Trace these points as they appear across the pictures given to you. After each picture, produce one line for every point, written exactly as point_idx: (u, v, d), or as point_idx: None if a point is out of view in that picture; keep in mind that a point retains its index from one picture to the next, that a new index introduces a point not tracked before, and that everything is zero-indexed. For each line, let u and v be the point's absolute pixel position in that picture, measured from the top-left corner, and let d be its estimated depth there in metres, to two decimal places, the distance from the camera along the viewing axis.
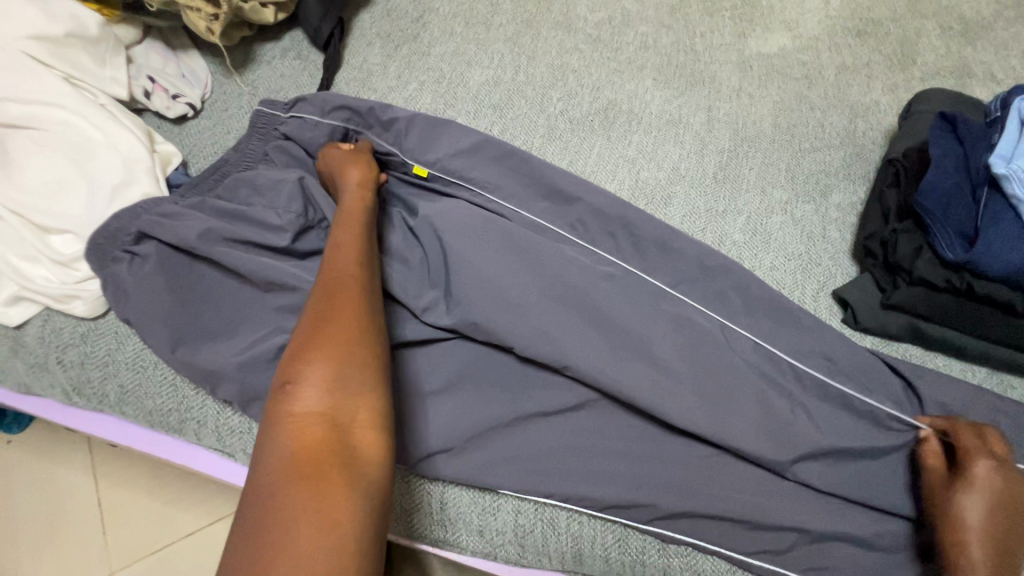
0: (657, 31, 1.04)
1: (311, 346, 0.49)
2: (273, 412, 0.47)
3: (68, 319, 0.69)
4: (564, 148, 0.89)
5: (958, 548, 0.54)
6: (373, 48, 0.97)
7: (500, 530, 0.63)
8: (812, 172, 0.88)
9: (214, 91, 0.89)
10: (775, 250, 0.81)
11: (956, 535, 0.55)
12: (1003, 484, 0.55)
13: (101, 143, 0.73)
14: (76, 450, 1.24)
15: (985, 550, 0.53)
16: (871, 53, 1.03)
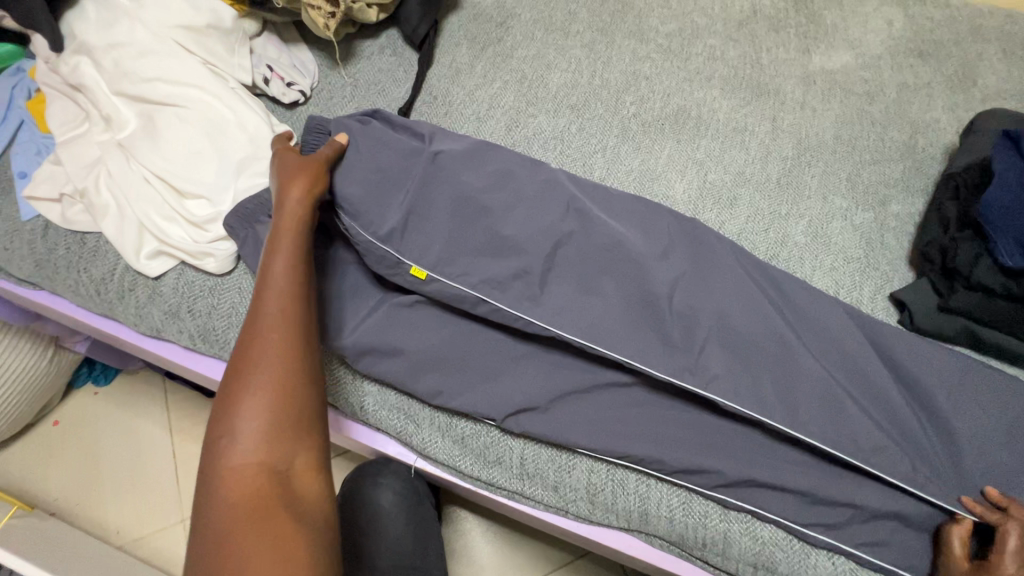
0: (725, 44, 1.10)
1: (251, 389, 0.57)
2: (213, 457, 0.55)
3: (199, 273, 0.78)
4: (636, 148, 0.95)
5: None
6: (461, 48, 1.05)
7: (573, 486, 0.70)
8: (872, 183, 0.93)
9: (320, 81, 0.99)
10: (835, 253, 0.86)
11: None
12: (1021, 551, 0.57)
13: (232, 121, 0.82)
14: (155, 404, 1.34)
15: None
16: (933, 73, 1.08)
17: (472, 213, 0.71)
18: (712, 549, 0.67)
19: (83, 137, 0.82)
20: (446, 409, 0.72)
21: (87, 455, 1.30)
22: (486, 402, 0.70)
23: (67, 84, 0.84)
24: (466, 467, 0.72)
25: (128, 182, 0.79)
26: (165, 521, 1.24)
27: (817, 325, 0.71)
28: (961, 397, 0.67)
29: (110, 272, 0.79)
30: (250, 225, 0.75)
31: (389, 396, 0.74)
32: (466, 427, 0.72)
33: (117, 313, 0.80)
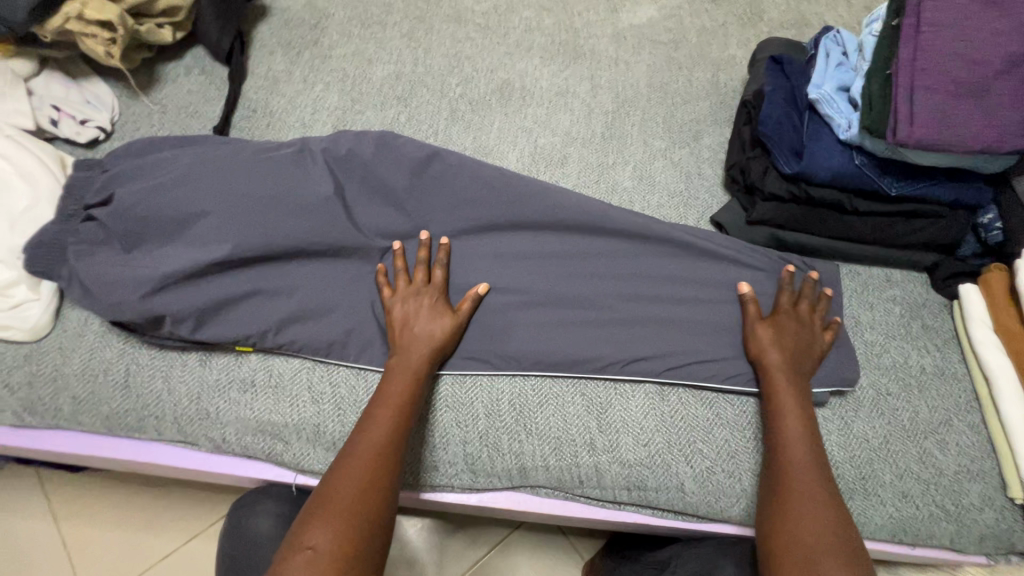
0: (539, 14, 1.15)
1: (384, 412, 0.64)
2: (315, 516, 0.56)
3: (9, 344, 0.72)
4: (467, 127, 0.97)
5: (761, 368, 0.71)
6: (276, 57, 1.02)
7: (452, 461, 0.72)
8: (685, 122, 1.02)
9: (122, 113, 0.91)
10: (660, 191, 0.93)
11: (759, 357, 0.72)
12: (796, 334, 0.73)
13: (11, 171, 0.75)
14: (31, 498, 1.22)
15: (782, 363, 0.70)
16: (725, 15, 1.19)
17: (330, 246, 0.74)
18: (588, 484, 0.71)
19: None
20: (310, 418, 0.71)
21: None
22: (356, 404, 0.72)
23: None
24: None
25: None
26: None
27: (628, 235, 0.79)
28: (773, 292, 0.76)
29: None
30: (61, 267, 0.69)
31: (270, 364, 0.73)
32: (336, 432, 0.71)
33: None
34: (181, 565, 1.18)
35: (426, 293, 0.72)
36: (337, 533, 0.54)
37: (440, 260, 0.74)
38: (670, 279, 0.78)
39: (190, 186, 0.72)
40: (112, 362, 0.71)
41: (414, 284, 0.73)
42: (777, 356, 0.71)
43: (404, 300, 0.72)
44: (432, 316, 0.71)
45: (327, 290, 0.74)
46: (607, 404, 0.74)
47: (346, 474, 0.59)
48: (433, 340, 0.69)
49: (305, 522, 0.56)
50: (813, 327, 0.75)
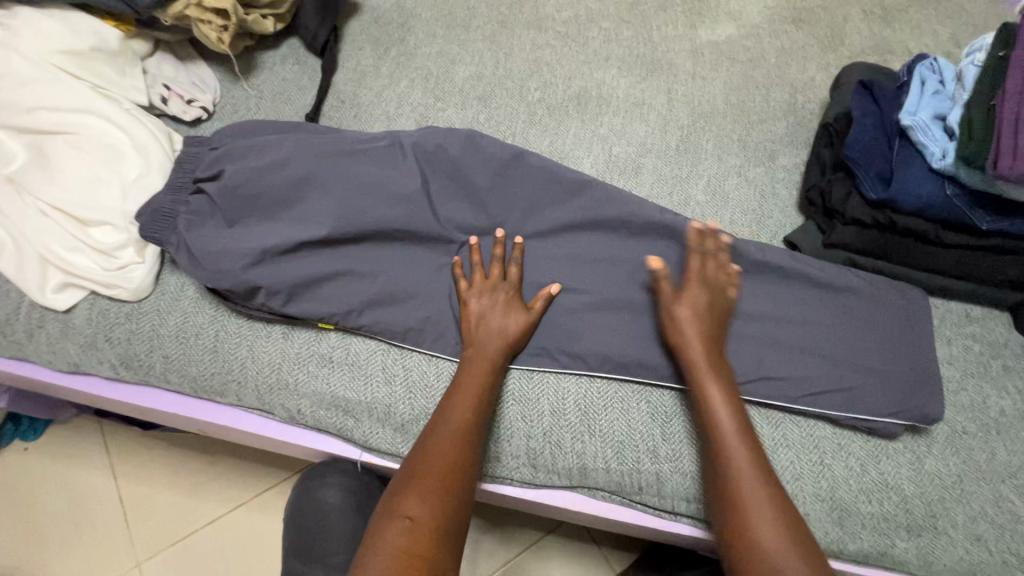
0: (618, 26, 1.16)
1: (464, 394, 0.66)
2: (410, 486, 0.58)
3: (113, 302, 0.77)
4: (544, 131, 0.99)
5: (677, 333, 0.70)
6: (365, 52, 1.06)
7: (515, 454, 0.73)
8: (761, 141, 1.01)
9: (223, 96, 0.97)
10: (733, 207, 0.93)
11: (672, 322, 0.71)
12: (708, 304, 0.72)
13: (127, 143, 0.81)
14: (94, 451, 1.29)
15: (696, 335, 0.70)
16: (805, 37, 1.18)
17: (414, 236, 0.78)
18: (647, 491, 0.72)
19: None
20: (382, 398, 0.73)
21: (26, 514, 1.24)
22: (426, 389, 0.74)
23: None
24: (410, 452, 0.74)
25: (23, 216, 0.76)
26: (119, 568, 1.20)
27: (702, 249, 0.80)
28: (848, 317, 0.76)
29: (15, 311, 0.76)
30: (169, 234, 0.74)
31: (347, 343, 0.76)
32: (404, 414, 0.73)
33: (27, 353, 0.77)
34: (227, 530, 1.23)
35: (502, 289, 0.74)
36: (433, 506, 0.56)
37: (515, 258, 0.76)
38: (743, 295, 0.78)
39: (290, 169, 0.77)
40: (204, 327, 0.76)
41: (491, 280, 0.75)
42: (689, 331, 0.70)
43: (481, 295, 0.74)
44: (508, 311, 0.73)
45: (407, 278, 0.76)
46: (673, 413, 0.74)
47: (434, 449, 0.61)
48: (507, 334, 0.72)
49: (401, 494, 0.57)
50: (720, 298, 0.73)
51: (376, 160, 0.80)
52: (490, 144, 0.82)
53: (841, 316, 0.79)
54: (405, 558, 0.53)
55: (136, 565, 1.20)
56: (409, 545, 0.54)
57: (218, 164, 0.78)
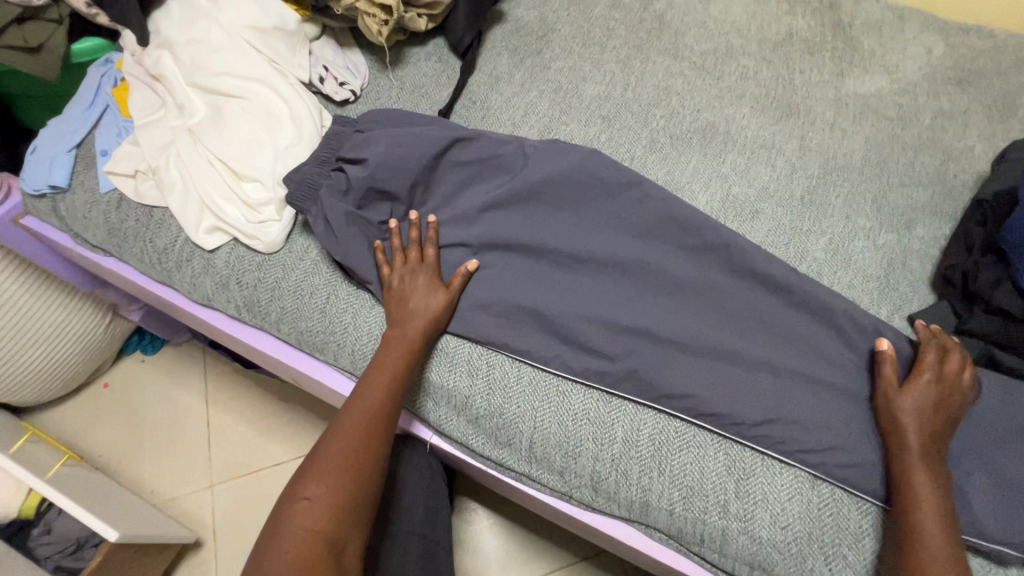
0: (758, 64, 1.13)
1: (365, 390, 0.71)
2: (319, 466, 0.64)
3: (249, 251, 0.86)
4: (663, 159, 0.99)
5: (895, 433, 0.67)
6: (502, 58, 1.11)
7: (578, 473, 0.73)
8: (898, 207, 0.94)
9: (370, 83, 1.06)
10: (855, 271, 0.87)
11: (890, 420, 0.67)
12: (940, 395, 0.67)
13: (287, 113, 0.90)
14: (195, 376, 1.45)
15: (919, 438, 0.65)
16: (969, 102, 1.08)
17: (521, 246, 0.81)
18: (709, 545, 0.69)
19: (159, 121, 0.91)
20: (462, 388, 0.76)
21: (131, 418, 1.41)
22: (504, 390, 0.76)
23: (148, 74, 0.94)
24: (478, 447, 0.76)
25: (194, 163, 0.87)
26: (195, 485, 1.33)
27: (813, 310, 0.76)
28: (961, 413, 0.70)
29: (171, 244, 0.87)
30: (311, 203, 0.82)
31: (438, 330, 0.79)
32: (479, 409, 0.76)
33: (174, 281, 0.88)
34: (289, 475, 1.33)
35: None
36: (333, 487, 0.62)
37: (429, 239, 0.81)
38: (848, 366, 0.74)
39: (420, 161, 0.82)
40: (318, 288, 0.83)
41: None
42: (914, 433, 0.65)
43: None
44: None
45: (507, 282, 0.79)
46: (750, 472, 0.70)
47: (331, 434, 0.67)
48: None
49: (305, 478, 0.64)
50: (956, 400, 0.68)
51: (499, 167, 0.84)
52: (612, 165, 0.83)
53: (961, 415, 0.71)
54: (311, 533, 0.59)
55: (208, 486, 1.33)
56: (309, 521, 0.60)
57: (357, 147, 0.85)
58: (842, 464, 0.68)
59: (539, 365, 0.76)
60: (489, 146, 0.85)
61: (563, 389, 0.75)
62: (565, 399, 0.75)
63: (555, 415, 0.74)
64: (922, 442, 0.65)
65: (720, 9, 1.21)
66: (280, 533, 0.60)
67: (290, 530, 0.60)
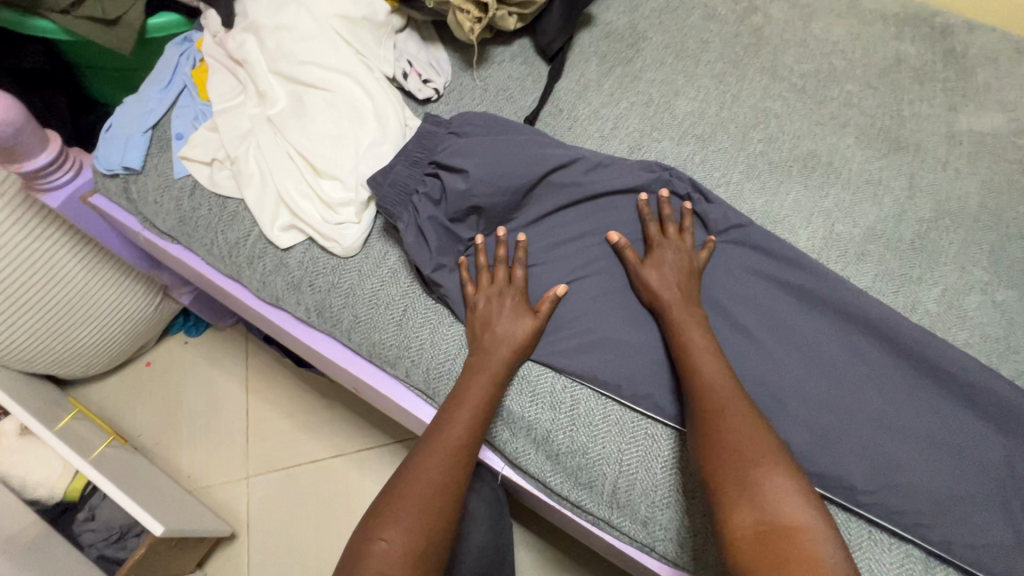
0: (864, 90, 1.05)
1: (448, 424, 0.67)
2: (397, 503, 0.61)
3: (324, 252, 0.82)
4: (761, 187, 0.92)
5: None
6: (590, 65, 1.05)
7: (665, 526, 0.67)
8: (1018, 260, 0.86)
9: (452, 82, 1.01)
10: (970, 329, 0.80)
11: None
12: None
13: (372, 110, 0.86)
14: (237, 363, 1.43)
15: None
16: None
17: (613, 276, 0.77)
18: None
19: (239, 108, 0.88)
20: (543, 422, 0.71)
21: (171, 400, 1.39)
22: (589, 428, 0.71)
23: (231, 58, 0.91)
24: (556, 486, 0.71)
25: (274, 156, 0.84)
26: (231, 475, 1.31)
27: (930, 372, 0.71)
28: None
29: (243, 238, 0.83)
30: (402, 210, 0.79)
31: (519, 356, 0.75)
32: (560, 445, 0.71)
33: (243, 277, 0.84)
34: (326, 474, 1.30)
35: (680, 256, 0.76)
36: (408, 528, 0.59)
37: (517, 260, 0.77)
38: (968, 438, 0.68)
39: (517, 174, 0.79)
40: (395, 299, 0.78)
41: (669, 239, 0.78)
42: None
43: (648, 261, 0.75)
44: (673, 275, 0.74)
45: (598, 312, 0.75)
46: (857, 544, 0.65)
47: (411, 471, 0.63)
48: (659, 299, 0.72)
49: (377, 518, 0.60)
50: None
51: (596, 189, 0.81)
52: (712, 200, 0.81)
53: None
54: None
55: (244, 477, 1.30)
56: (384, 565, 0.56)
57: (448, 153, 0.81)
58: (961, 546, 0.63)
59: (628, 404, 0.71)
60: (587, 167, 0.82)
61: (653, 433, 0.70)
62: (655, 444, 0.70)
63: (644, 460, 0.69)
64: None
65: (823, 27, 1.13)
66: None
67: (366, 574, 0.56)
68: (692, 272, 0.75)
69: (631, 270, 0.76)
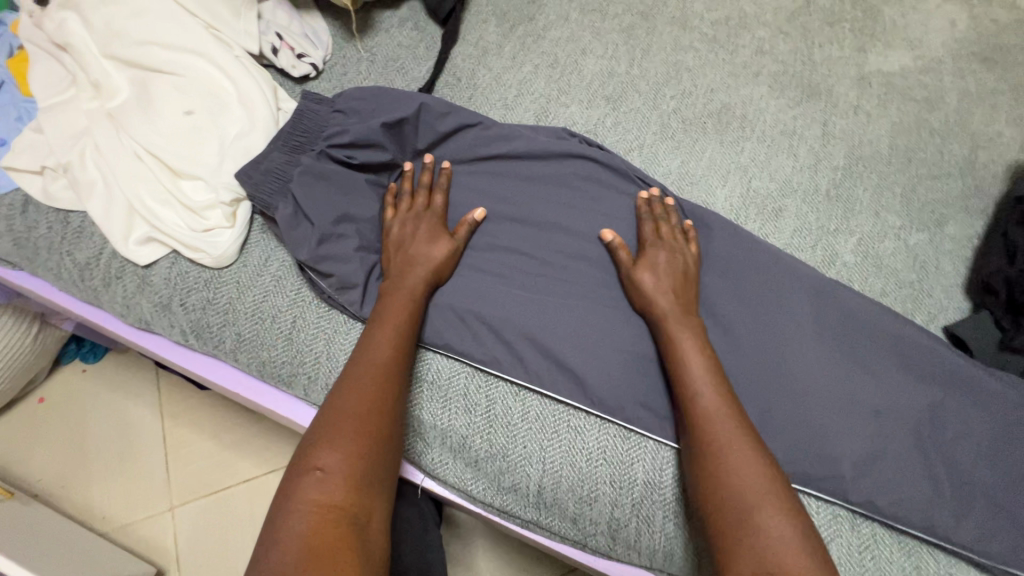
0: (775, 36, 1.01)
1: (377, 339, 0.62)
2: (333, 426, 0.55)
3: (193, 265, 0.71)
4: (675, 148, 0.87)
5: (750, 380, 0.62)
6: (489, 26, 0.96)
7: (594, 520, 0.64)
8: (928, 201, 0.86)
9: (334, 54, 0.89)
10: (886, 276, 0.79)
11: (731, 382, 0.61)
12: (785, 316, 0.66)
13: (233, 94, 0.74)
14: (146, 386, 1.30)
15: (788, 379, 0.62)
16: (997, 82, 0.98)
17: (522, 260, 0.71)
18: None
19: (68, 103, 0.74)
20: (458, 426, 0.66)
21: (73, 436, 1.25)
22: (508, 429, 0.66)
23: (52, 42, 0.76)
24: (478, 493, 0.67)
25: (118, 158, 0.71)
26: (152, 508, 1.20)
27: (846, 327, 0.70)
28: (994, 435, 0.65)
29: (95, 257, 0.72)
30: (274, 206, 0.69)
31: (426, 362, 0.68)
32: (479, 450, 0.66)
33: (102, 302, 0.73)
34: (259, 492, 1.21)
35: (677, 259, 0.68)
36: (349, 456, 0.53)
37: (441, 185, 0.73)
38: (886, 389, 0.67)
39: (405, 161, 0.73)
40: (282, 311, 0.69)
41: (664, 239, 0.70)
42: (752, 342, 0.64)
43: (643, 263, 0.67)
44: (668, 278, 0.66)
45: (508, 300, 0.68)
46: None
47: (341, 391, 0.58)
48: (652, 306, 0.65)
49: (312, 444, 0.54)
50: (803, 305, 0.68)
51: (500, 166, 0.76)
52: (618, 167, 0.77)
53: (1012, 441, 0.65)
54: (323, 510, 0.50)
55: (167, 509, 1.20)
56: (322, 496, 0.51)
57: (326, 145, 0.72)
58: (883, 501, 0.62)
59: (547, 396, 0.67)
60: (487, 148, 0.76)
61: (575, 425, 0.66)
62: (578, 437, 0.65)
63: (567, 456, 0.65)
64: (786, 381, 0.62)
65: None
66: (285, 515, 0.50)
67: (300, 509, 0.50)
68: (689, 274, 0.68)
69: (623, 272, 0.69)
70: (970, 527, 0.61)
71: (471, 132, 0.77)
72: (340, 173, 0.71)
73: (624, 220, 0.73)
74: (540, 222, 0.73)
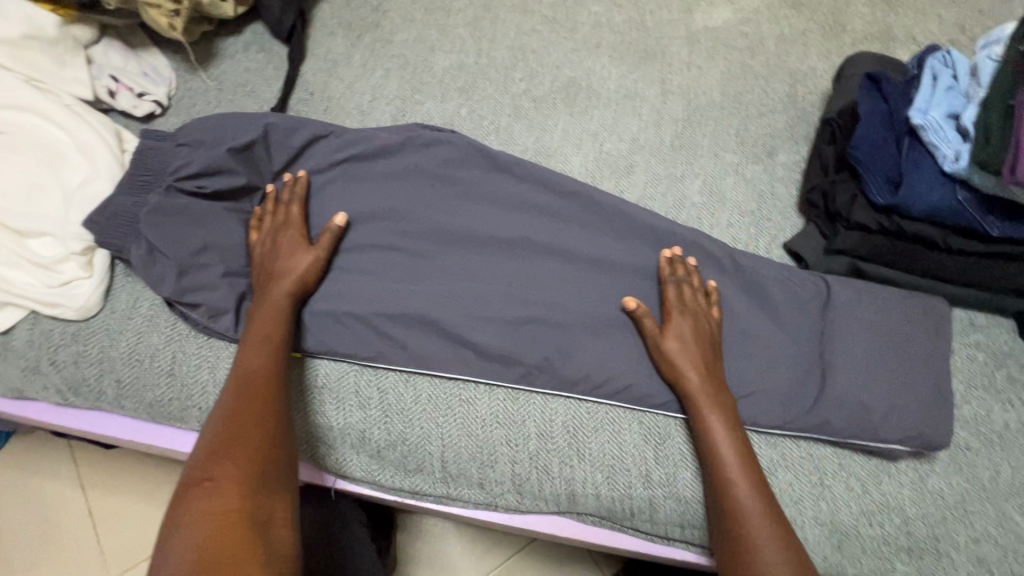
0: (610, 9, 1.08)
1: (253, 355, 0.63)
2: (223, 440, 0.56)
3: (58, 321, 0.70)
4: (530, 126, 0.93)
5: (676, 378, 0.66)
6: (336, 38, 0.98)
7: (499, 480, 0.68)
8: (759, 136, 0.96)
9: (179, 88, 0.89)
10: (730, 209, 0.88)
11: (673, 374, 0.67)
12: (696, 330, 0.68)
13: (69, 143, 0.73)
14: (62, 462, 1.23)
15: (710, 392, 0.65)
16: (806, 23, 1.10)
17: (390, 254, 0.74)
18: (639, 517, 0.68)
19: None
20: (355, 420, 0.69)
21: None
22: (403, 415, 0.69)
23: None
24: (389, 480, 0.70)
25: None
26: None
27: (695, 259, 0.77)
28: (828, 327, 0.74)
29: None
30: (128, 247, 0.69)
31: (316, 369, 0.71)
32: (380, 441, 0.69)
33: None
34: None
35: (700, 322, 0.69)
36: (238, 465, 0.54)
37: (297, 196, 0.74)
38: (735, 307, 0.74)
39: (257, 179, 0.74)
40: (159, 348, 0.69)
41: (688, 305, 0.70)
42: (689, 371, 0.66)
43: (669, 331, 0.68)
44: (696, 348, 0.67)
45: (381, 294, 0.71)
46: (664, 434, 0.69)
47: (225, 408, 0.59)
48: (681, 379, 0.66)
49: (201, 461, 0.55)
50: (705, 313, 0.71)
51: (356, 169, 0.78)
52: (470, 149, 0.79)
53: (842, 330, 0.73)
54: (218, 516, 0.50)
55: None
56: (215, 504, 0.51)
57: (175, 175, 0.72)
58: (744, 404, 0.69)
59: (435, 376, 0.70)
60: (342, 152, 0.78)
61: (466, 398, 0.70)
62: (471, 408, 0.70)
63: (462, 427, 0.69)
64: (697, 374, 0.65)
65: None
66: (177, 529, 0.50)
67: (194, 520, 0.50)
68: (713, 341, 0.69)
69: (649, 340, 0.69)
70: (819, 411, 0.69)
71: (323, 141, 0.79)
72: (192, 203, 0.71)
73: (480, 200, 0.77)
74: (403, 215, 0.76)
